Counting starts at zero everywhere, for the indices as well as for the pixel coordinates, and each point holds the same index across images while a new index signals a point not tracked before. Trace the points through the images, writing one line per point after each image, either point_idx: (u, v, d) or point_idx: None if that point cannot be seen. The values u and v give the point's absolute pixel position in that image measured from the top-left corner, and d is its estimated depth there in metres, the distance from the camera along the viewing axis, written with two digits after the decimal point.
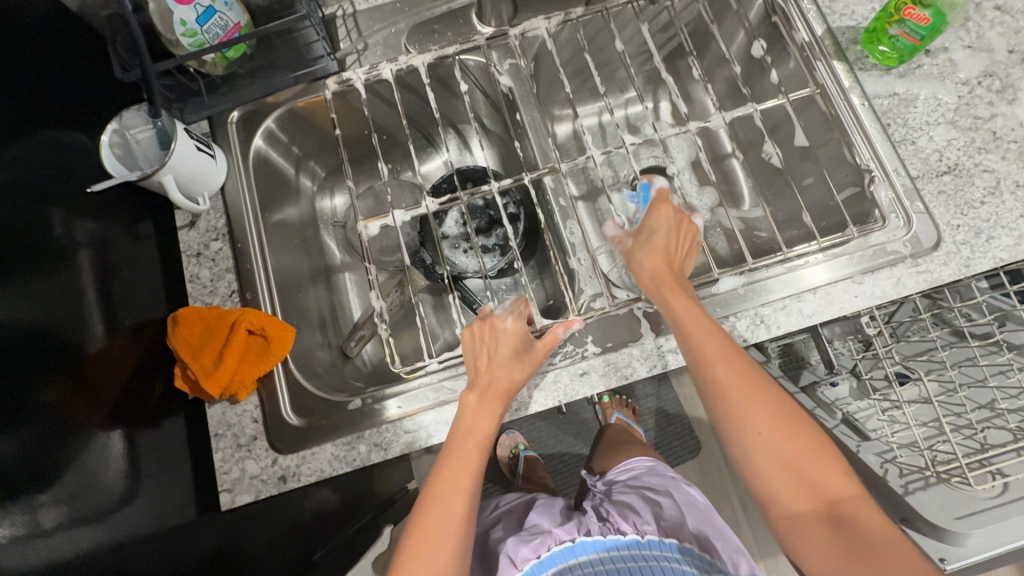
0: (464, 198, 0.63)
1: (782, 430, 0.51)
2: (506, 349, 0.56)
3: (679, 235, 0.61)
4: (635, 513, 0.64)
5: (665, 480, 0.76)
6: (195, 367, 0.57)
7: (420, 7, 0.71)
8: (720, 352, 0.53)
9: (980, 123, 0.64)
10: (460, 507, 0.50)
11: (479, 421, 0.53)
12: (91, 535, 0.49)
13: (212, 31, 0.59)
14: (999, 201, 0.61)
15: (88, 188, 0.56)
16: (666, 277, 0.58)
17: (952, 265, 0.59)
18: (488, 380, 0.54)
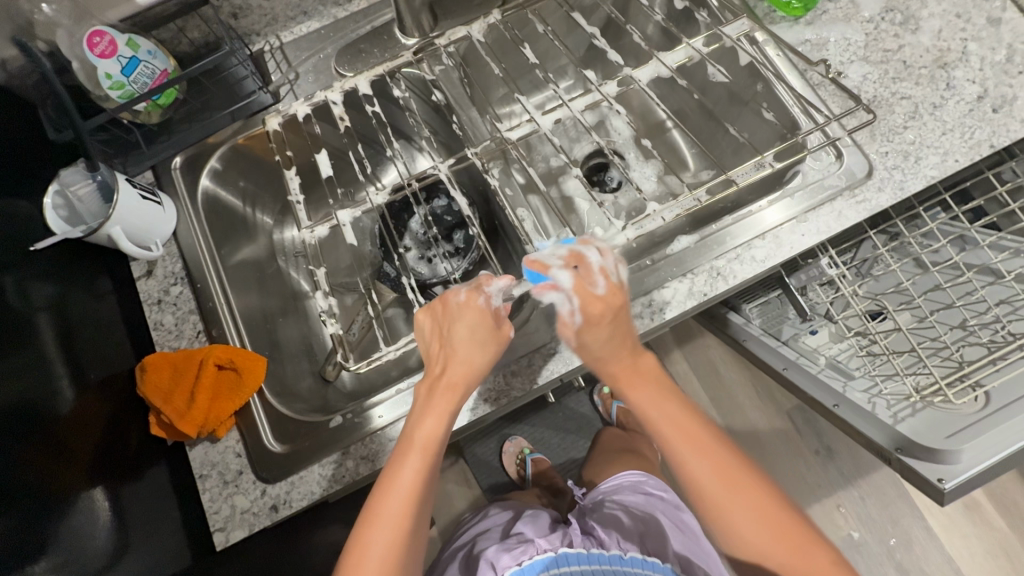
0: (414, 184, 0.63)
1: (767, 529, 0.50)
2: (461, 329, 0.51)
3: (622, 322, 0.54)
4: (619, 531, 0.64)
5: (652, 501, 0.76)
6: (169, 410, 0.56)
7: (344, 30, 0.73)
8: (697, 450, 0.52)
9: (890, 55, 0.67)
10: (394, 526, 0.47)
11: (426, 422, 0.50)
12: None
13: (139, 80, 0.60)
14: (920, 123, 0.63)
15: (32, 248, 0.57)
16: (618, 370, 0.54)
17: (887, 190, 0.62)
18: (443, 368, 0.52)
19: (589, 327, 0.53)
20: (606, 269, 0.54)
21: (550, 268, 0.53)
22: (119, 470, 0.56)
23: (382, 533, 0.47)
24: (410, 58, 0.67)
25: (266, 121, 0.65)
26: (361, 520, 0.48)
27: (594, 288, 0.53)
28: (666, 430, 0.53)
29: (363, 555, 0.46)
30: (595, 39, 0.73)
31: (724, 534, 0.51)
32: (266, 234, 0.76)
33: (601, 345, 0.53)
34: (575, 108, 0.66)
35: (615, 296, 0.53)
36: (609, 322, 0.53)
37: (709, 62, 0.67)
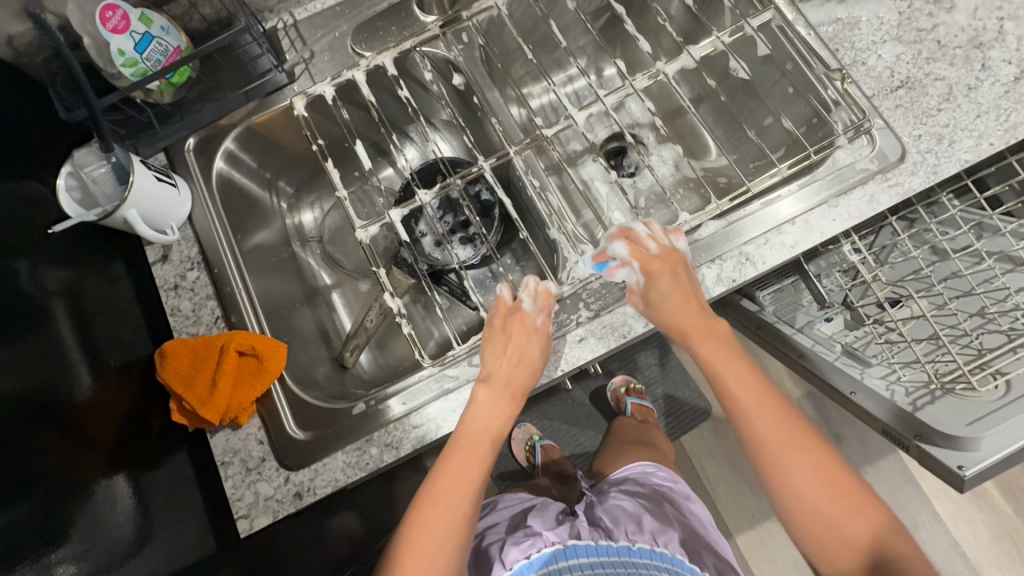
0: (456, 182, 0.63)
1: (827, 485, 0.52)
2: (531, 347, 0.56)
3: (681, 278, 0.57)
4: (629, 522, 0.65)
5: (662, 492, 0.76)
6: (190, 397, 0.55)
7: (360, 7, 0.70)
8: (767, 412, 0.54)
9: (924, 35, 0.64)
10: (458, 511, 0.52)
11: (495, 419, 0.55)
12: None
13: (152, 57, 0.57)
14: (954, 106, 0.62)
15: (49, 230, 0.55)
16: (696, 325, 0.57)
17: (920, 174, 0.60)
18: (509, 378, 0.56)
19: (653, 281, 0.56)
20: (658, 237, 0.58)
21: (607, 253, 0.59)
22: (141, 458, 0.56)
23: (448, 520, 0.51)
24: (437, 31, 0.66)
25: (294, 103, 0.64)
26: (423, 501, 0.53)
27: (649, 249, 0.58)
28: (736, 388, 0.55)
29: (430, 535, 0.50)
30: (628, 26, 0.67)
31: (789, 494, 0.52)
32: (280, 218, 0.75)
33: (667, 296, 0.56)
34: (611, 109, 0.65)
35: (672, 255, 0.57)
36: (670, 274, 0.56)
37: (734, 58, 0.65)
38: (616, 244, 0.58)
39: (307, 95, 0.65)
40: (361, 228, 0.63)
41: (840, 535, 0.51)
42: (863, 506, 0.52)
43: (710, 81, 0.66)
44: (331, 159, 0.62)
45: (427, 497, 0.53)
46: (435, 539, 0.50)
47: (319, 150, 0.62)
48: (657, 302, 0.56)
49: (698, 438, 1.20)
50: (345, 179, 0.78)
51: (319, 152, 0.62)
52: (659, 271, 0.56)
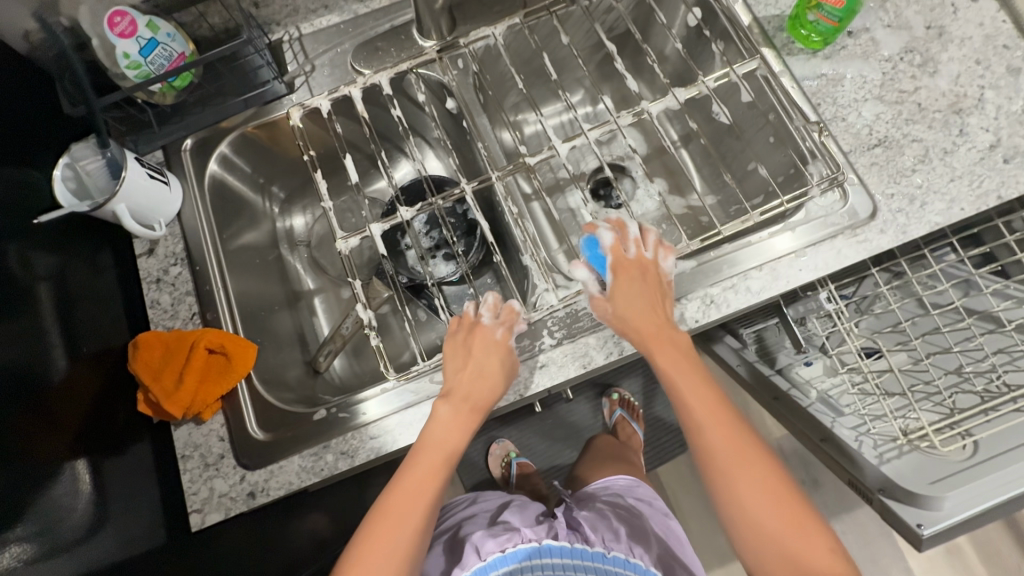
0: (438, 202, 0.65)
1: (773, 501, 0.50)
2: (489, 362, 0.57)
3: (650, 287, 0.58)
4: (606, 529, 0.65)
5: (641, 506, 0.76)
6: (156, 389, 0.57)
7: (363, 27, 0.73)
8: (721, 423, 0.53)
9: (905, 96, 0.66)
10: (413, 524, 0.51)
11: (451, 431, 0.55)
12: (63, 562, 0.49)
13: (156, 61, 0.60)
14: (928, 168, 0.63)
15: (36, 220, 0.57)
16: (649, 330, 0.56)
17: (889, 233, 0.61)
18: (467, 392, 0.56)
19: (619, 284, 0.58)
20: (642, 242, 0.61)
21: (597, 230, 0.61)
22: (105, 445, 0.57)
23: (403, 533, 0.50)
24: (435, 55, 0.67)
25: (290, 113, 0.65)
26: (370, 524, 0.51)
27: (627, 252, 0.60)
28: (691, 396, 0.55)
29: (378, 549, 0.49)
30: (618, 65, 0.68)
31: (734, 506, 0.51)
32: (270, 222, 0.77)
33: (633, 300, 0.57)
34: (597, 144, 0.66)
35: (648, 263, 0.60)
36: (639, 281, 0.58)
37: (718, 103, 0.66)
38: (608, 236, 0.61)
39: (304, 106, 0.66)
40: (342, 239, 0.63)
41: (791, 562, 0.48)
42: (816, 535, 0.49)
43: (692, 123, 0.68)
44: (320, 169, 0.65)
45: (377, 515, 0.52)
46: (386, 553, 0.49)
47: (309, 161, 0.64)
48: (614, 305, 0.58)
49: (673, 471, 1.20)
50: (336, 189, 0.81)
51: (310, 162, 0.63)
52: (622, 276, 0.58)
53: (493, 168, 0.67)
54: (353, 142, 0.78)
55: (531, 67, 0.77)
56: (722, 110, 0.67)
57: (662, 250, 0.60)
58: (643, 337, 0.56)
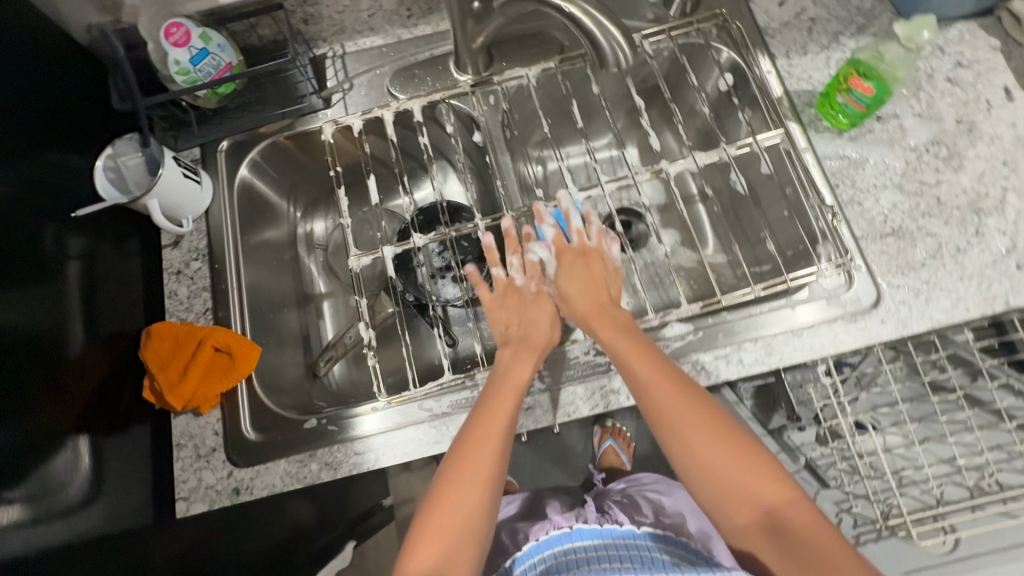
0: (450, 234, 0.69)
1: (767, 485, 0.52)
2: (534, 310, 0.64)
3: (591, 267, 0.65)
4: (638, 514, 0.79)
5: (669, 483, 0.87)
6: (161, 379, 0.60)
7: (404, 52, 0.76)
8: (689, 420, 0.54)
9: (925, 188, 0.66)
10: (495, 446, 0.54)
11: (491, 409, 0.56)
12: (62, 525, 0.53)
13: (204, 70, 0.63)
14: (939, 264, 0.63)
15: (72, 211, 0.61)
16: (637, 351, 0.57)
17: (889, 324, 0.62)
18: (522, 338, 0.62)
19: (563, 273, 0.64)
20: (586, 234, 0.67)
21: (544, 222, 0.67)
22: (109, 422, 0.60)
23: (487, 451, 0.53)
24: (468, 88, 0.71)
25: (323, 129, 0.69)
26: (454, 457, 0.54)
27: (570, 242, 0.67)
28: (627, 358, 0.56)
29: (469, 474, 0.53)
30: (644, 121, 0.70)
31: (686, 460, 0.53)
32: (291, 225, 0.80)
33: (577, 282, 0.64)
34: (610, 197, 0.68)
35: (586, 249, 0.66)
36: (582, 262, 0.65)
37: (736, 171, 0.67)
38: (552, 224, 0.67)
39: (337, 124, 0.70)
40: (355, 258, 0.68)
41: (745, 499, 0.52)
42: (763, 472, 0.52)
43: (709, 188, 0.69)
44: (344, 187, 0.68)
45: (464, 442, 0.54)
46: (473, 478, 0.53)
47: (334, 177, 0.67)
48: (570, 289, 0.63)
49: None
50: (358, 200, 0.84)
51: (336, 179, 0.67)
52: (587, 263, 0.65)
53: (508, 209, 0.69)
54: (381, 159, 0.81)
55: (560, 108, 0.79)
56: (740, 178, 0.68)
57: (606, 239, 0.68)
58: (589, 312, 0.61)
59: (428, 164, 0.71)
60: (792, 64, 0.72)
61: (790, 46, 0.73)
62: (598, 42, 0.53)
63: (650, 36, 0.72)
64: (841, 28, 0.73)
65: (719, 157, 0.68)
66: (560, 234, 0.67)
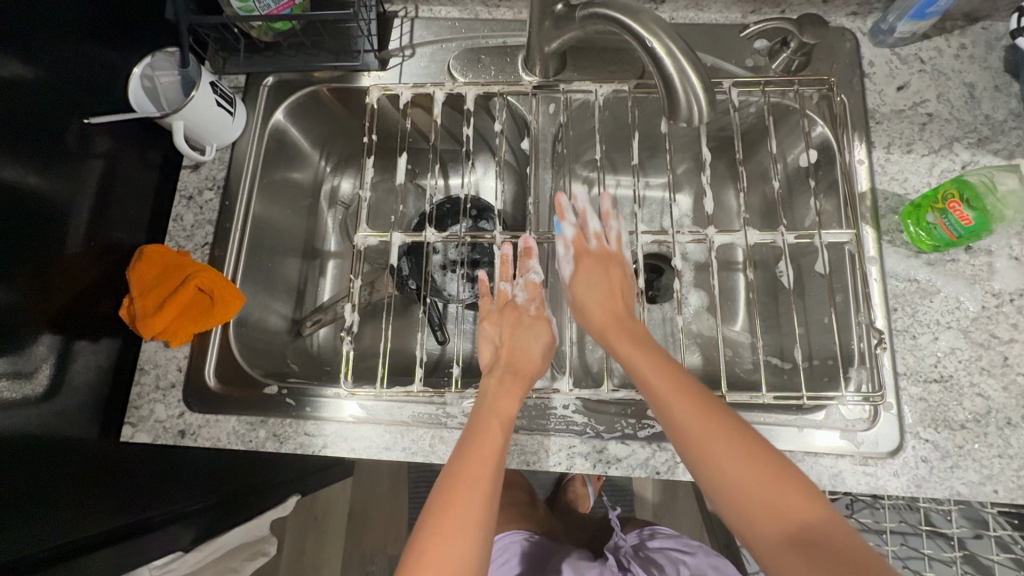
0: (464, 239, 0.65)
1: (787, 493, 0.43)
2: (529, 337, 0.60)
3: (613, 275, 0.60)
4: (659, 573, 0.78)
5: (691, 545, 0.84)
6: (139, 305, 0.59)
7: (477, 32, 0.70)
8: (712, 435, 0.46)
9: (994, 342, 0.58)
10: (484, 493, 0.48)
11: (484, 444, 0.51)
12: (21, 421, 0.52)
13: (264, 1, 0.60)
14: (981, 431, 0.55)
15: (86, 120, 0.58)
16: (602, 316, 0.57)
17: (902, 479, 0.55)
18: (510, 365, 0.58)
19: (579, 276, 0.60)
20: (608, 237, 0.63)
21: (565, 217, 0.62)
22: (82, 329, 0.58)
23: (475, 498, 0.48)
24: (529, 90, 0.65)
25: (369, 91, 0.65)
26: (438, 502, 0.48)
27: (588, 244, 0.62)
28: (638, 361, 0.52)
29: (452, 532, 0.46)
30: (705, 177, 0.63)
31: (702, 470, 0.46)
32: (315, 177, 0.77)
33: (592, 288, 0.59)
34: (642, 248, 0.62)
35: (612, 255, 0.61)
36: (600, 269, 0.60)
37: (786, 262, 0.60)
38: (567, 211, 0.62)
39: (385, 89, 0.66)
40: (363, 235, 0.65)
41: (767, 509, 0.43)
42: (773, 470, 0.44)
43: (752, 271, 0.62)
44: (373, 157, 0.64)
45: (447, 487, 0.48)
46: (460, 530, 0.46)
47: (367, 144, 0.64)
48: (580, 294, 0.59)
49: None
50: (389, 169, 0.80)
51: (368, 144, 0.64)
52: (586, 261, 0.61)
53: (533, 230, 0.65)
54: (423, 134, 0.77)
55: (622, 134, 0.72)
56: (789, 270, 0.61)
57: (626, 245, 0.63)
58: (604, 322, 0.57)
59: (465, 157, 0.66)
60: (889, 160, 0.64)
61: (894, 138, 0.64)
62: (675, 88, 0.47)
63: (742, 86, 0.64)
64: (959, 134, 0.64)
65: (772, 240, 0.61)
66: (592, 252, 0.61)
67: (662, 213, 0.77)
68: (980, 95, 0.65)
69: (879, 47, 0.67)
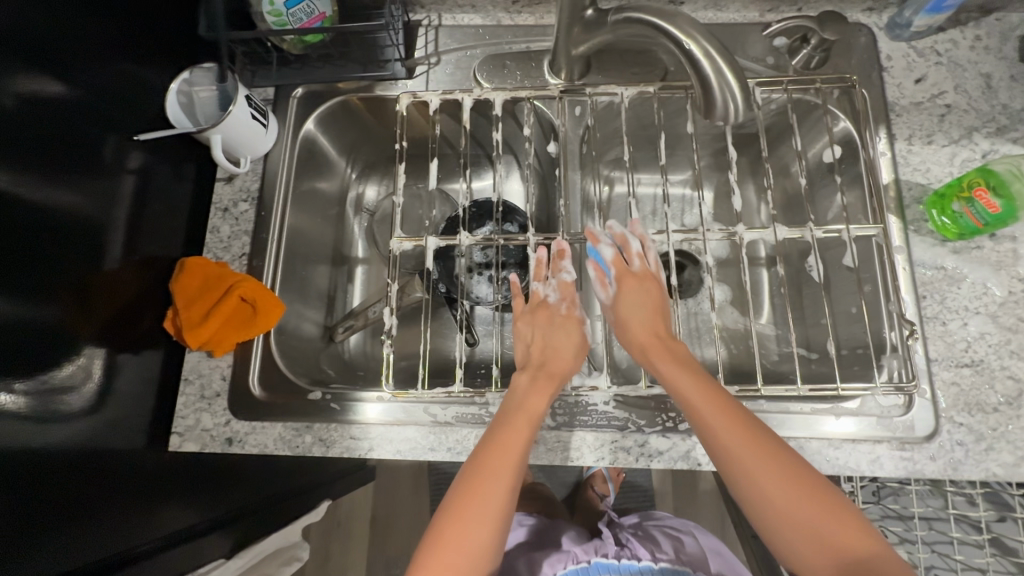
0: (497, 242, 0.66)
1: (829, 517, 0.47)
2: (559, 336, 0.62)
3: (652, 294, 0.63)
4: (656, 546, 0.81)
5: (686, 526, 0.90)
6: (183, 316, 0.60)
7: (500, 38, 0.72)
8: (760, 461, 0.49)
9: (1022, 326, 0.59)
10: (507, 484, 0.51)
11: (507, 438, 0.53)
12: (74, 433, 0.53)
13: (296, 14, 0.63)
14: (1013, 413, 0.57)
15: (133, 137, 0.60)
16: (648, 335, 0.60)
17: (938, 462, 0.56)
18: (541, 364, 0.59)
19: (623, 291, 0.63)
20: (644, 257, 0.66)
21: (600, 242, 0.66)
22: (127, 341, 0.59)
23: (497, 487, 0.50)
24: (556, 94, 0.67)
25: (400, 99, 0.66)
26: (460, 488, 0.51)
27: (630, 264, 0.65)
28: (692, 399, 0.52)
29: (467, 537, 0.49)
30: (732, 173, 0.64)
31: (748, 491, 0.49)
32: (343, 185, 0.78)
33: (633, 308, 0.62)
34: (674, 245, 0.63)
35: (647, 275, 0.65)
36: (643, 288, 0.63)
37: (816, 255, 0.61)
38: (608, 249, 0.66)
39: (415, 97, 0.67)
40: (398, 240, 0.66)
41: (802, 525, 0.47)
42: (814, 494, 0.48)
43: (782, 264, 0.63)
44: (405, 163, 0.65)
45: (469, 476, 0.51)
46: (480, 516, 0.49)
47: (398, 151, 0.65)
48: (622, 312, 0.63)
49: None
50: (415, 175, 0.81)
51: (401, 152, 0.65)
52: (627, 279, 0.64)
53: (565, 231, 0.66)
54: (449, 140, 0.78)
55: (645, 133, 0.74)
56: (818, 262, 0.63)
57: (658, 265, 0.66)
58: (648, 347, 0.59)
59: (495, 161, 0.68)
60: (911, 151, 0.65)
61: (915, 129, 0.66)
62: (711, 85, 0.48)
63: (765, 84, 0.65)
64: (978, 124, 0.65)
65: (800, 233, 0.62)
66: (631, 271, 0.65)
67: (685, 210, 0.78)
68: (997, 85, 0.66)
69: (896, 41, 0.69)
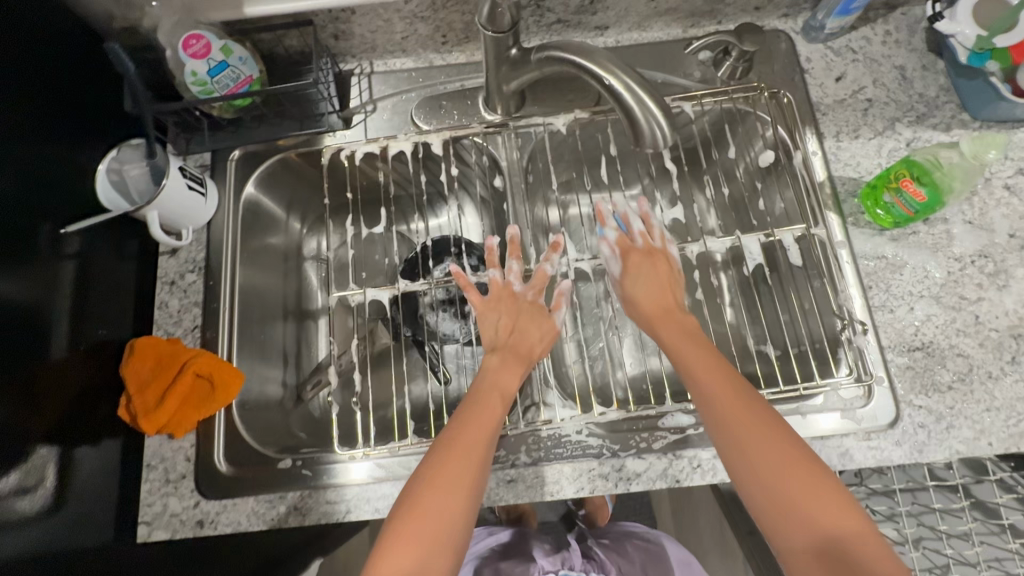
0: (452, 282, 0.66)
1: (839, 514, 0.44)
2: (506, 320, 0.62)
3: (660, 270, 0.63)
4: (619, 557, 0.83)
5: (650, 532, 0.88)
6: (138, 402, 0.59)
7: (434, 79, 0.72)
8: (759, 435, 0.48)
9: (964, 304, 0.62)
10: (453, 494, 0.47)
11: (451, 448, 0.50)
12: (32, 542, 0.51)
13: (221, 82, 0.62)
14: (967, 390, 0.59)
15: (61, 229, 0.57)
16: (654, 308, 0.60)
17: (904, 447, 0.58)
18: (512, 345, 0.60)
19: (627, 269, 0.63)
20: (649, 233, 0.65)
21: (607, 224, 0.66)
22: (81, 435, 0.57)
23: (444, 499, 0.47)
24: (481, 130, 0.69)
25: None
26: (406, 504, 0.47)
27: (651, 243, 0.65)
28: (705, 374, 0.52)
29: (434, 517, 0.46)
30: None
31: (740, 465, 0.47)
32: (295, 239, 0.77)
33: (643, 281, 0.62)
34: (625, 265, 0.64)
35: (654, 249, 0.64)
36: (650, 264, 0.63)
37: None
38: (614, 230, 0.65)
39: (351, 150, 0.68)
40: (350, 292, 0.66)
41: (796, 508, 0.45)
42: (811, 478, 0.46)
43: None
44: None
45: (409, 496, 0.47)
46: (423, 534, 0.45)
47: None
48: (631, 283, 0.63)
49: None
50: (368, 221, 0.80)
51: None
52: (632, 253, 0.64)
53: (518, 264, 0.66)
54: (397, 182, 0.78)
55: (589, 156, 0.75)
56: None
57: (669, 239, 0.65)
58: (653, 313, 0.60)
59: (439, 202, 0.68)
60: (840, 147, 0.68)
61: (842, 126, 0.68)
62: (636, 118, 0.49)
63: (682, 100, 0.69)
64: (899, 115, 0.68)
65: None
66: (637, 247, 0.64)
67: None
68: (911, 76, 0.70)
69: (813, 44, 0.72)
